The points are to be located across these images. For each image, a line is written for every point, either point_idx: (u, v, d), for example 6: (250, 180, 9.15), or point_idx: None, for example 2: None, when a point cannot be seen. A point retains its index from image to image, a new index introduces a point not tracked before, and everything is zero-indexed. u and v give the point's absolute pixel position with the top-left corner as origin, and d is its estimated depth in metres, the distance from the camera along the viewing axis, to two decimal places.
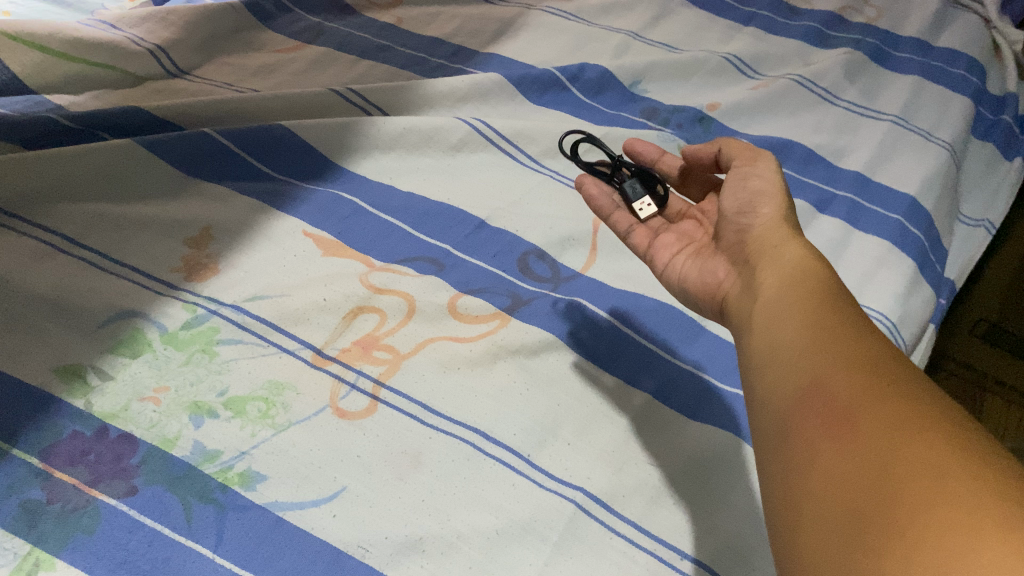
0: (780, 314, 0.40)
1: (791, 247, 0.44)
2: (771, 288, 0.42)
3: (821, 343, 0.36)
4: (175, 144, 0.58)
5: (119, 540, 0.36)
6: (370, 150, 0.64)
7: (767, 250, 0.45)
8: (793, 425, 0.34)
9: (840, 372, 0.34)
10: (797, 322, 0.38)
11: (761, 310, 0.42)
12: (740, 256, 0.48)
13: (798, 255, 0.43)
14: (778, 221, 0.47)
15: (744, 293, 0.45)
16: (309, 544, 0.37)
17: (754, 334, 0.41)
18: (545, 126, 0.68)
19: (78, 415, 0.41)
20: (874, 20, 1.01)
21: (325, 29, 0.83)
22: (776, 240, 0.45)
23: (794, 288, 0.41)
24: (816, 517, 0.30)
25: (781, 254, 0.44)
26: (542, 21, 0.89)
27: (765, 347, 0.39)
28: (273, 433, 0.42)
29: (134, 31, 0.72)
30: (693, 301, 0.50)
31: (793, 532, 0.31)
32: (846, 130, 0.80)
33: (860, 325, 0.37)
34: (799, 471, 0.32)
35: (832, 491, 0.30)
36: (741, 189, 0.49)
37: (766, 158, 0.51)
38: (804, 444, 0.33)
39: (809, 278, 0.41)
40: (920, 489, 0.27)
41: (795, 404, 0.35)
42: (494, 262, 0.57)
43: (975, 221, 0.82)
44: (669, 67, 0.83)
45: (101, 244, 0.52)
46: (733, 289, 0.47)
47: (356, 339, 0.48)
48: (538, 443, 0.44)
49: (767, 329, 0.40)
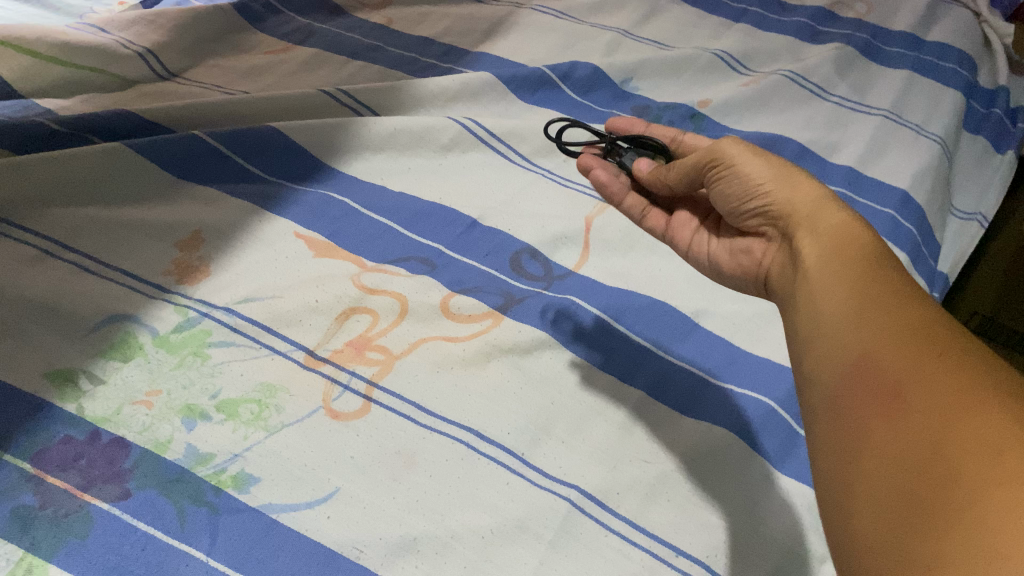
0: (821, 289, 0.39)
1: (824, 215, 0.43)
2: (809, 264, 0.41)
3: (868, 318, 0.35)
4: (165, 147, 0.58)
5: (112, 544, 0.36)
6: (362, 150, 0.64)
7: (798, 222, 0.43)
8: (842, 403, 0.34)
9: (891, 349, 0.33)
10: (840, 296, 0.37)
11: (802, 286, 0.40)
12: (772, 232, 0.46)
13: (836, 223, 0.42)
14: (796, 191, 0.45)
15: (785, 269, 0.44)
16: (303, 546, 0.38)
17: (798, 311, 0.40)
18: (536, 125, 0.68)
19: (69, 420, 0.41)
20: (864, 15, 1.01)
21: (316, 30, 0.83)
22: (806, 209, 0.44)
23: (834, 260, 0.39)
24: (870, 496, 0.29)
25: (816, 224, 0.42)
26: (532, 21, 0.89)
27: (808, 324, 0.38)
28: (266, 435, 0.42)
29: (123, 35, 0.72)
30: (735, 282, 0.50)
31: (846, 513, 0.30)
32: (837, 125, 0.80)
33: (909, 295, 0.36)
34: (850, 450, 0.32)
35: (887, 469, 0.29)
36: (733, 183, 0.47)
37: (731, 146, 0.48)
38: (855, 423, 0.32)
39: (850, 248, 0.40)
40: (981, 465, 0.27)
41: (844, 381, 0.34)
42: (486, 262, 0.57)
43: (966, 214, 0.82)
44: (659, 65, 0.83)
45: (91, 248, 0.52)
46: (773, 267, 0.45)
47: (348, 340, 0.48)
48: (532, 442, 0.44)
49: (808, 305, 0.39)
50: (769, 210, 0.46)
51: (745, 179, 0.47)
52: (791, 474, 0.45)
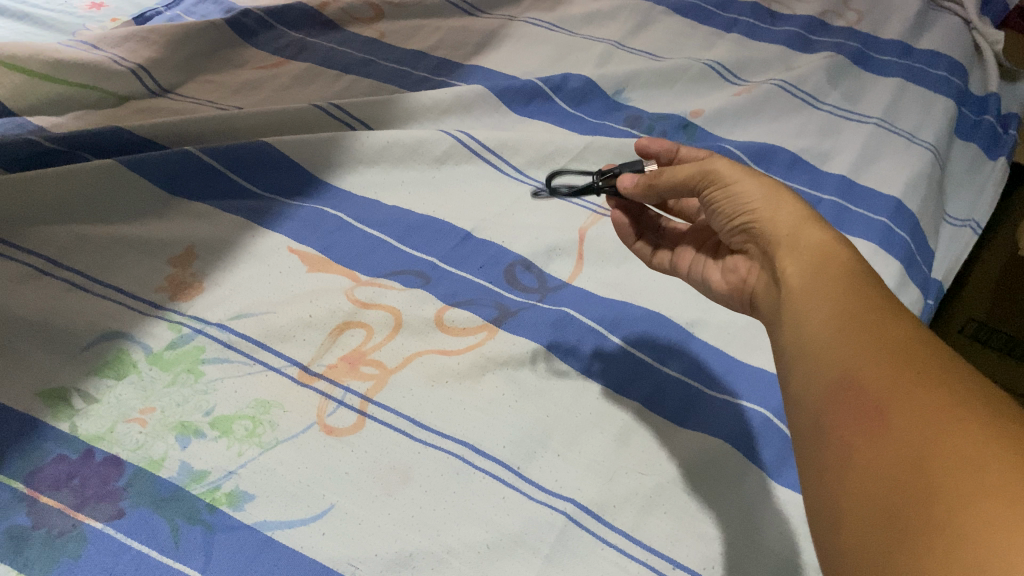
0: (804, 304, 0.39)
1: (805, 231, 0.42)
2: (791, 280, 0.40)
3: (848, 334, 0.35)
4: (158, 163, 0.58)
5: (106, 564, 0.36)
6: (355, 164, 0.64)
7: (780, 240, 0.43)
8: (826, 420, 0.34)
9: (872, 365, 0.33)
10: (821, 311, 0.37)
11: (785, 302, 0.40)
12: (756, 250, 0.46)
13: (819, 240, 0.41)
14: (778, 209, 0.44)
15: (770, 286, 0.44)
16: (299, 563, 0.37)
17: (782, 329, 0.40)
18: (529, 137, 0.68)
19: (63, 439, 0.41)
20: (854, 24, 1.02)
21: (309, 44, 0.83)
22: (787, 227, 0.43)
23: (816, 275, 0.39)
24: (856, 515, 0.30)
25: (798, 240, 0.42)
26: (524, 33, 0.90)
27: (792, 339, 0.39)
28: (260, 452, 0.42)
29: (116, 52, 0.73)
30: (724, 300, 0.50)
31: (833, 531, 0.31)
32: (829, 133, 0.81)
33: (890, 310, 0.36)
34: (835, 468, 0.32)
35: (871, 487, 0.30)
36: (722, 207, 0.46)
37: (722, 164, 0.47)
38: (838, 440, 0.33)
39: (830, 262, 0.40)
40: (960, 485, 0.27)
41: (828, 398, 0.34)
42: (481, 274, 0.57)
43: (960, 221, 0.83)
44: (651, 75, 0.83)
45: (84, 265, 0.52)
46: (759, 284, 0.46)
47: (343, 355, 0.48)
48: (527, 455, 0.44)
49: (792, 321, 0.39)
50: (755, 231, 0.45)
51: (734, 201, 0.46)
52: (788, 485, 0.45)
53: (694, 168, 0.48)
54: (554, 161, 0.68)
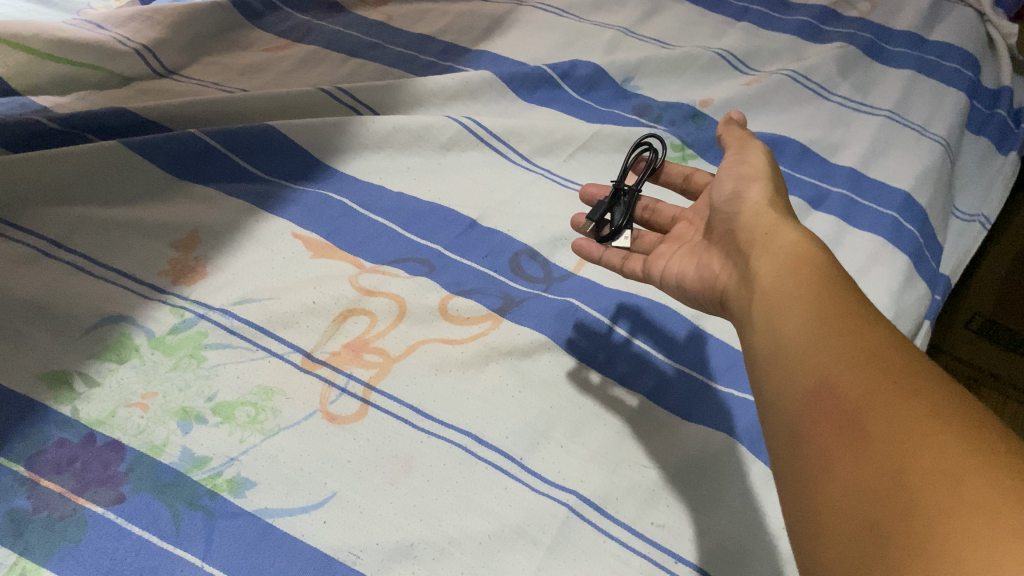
0: (782, 307, 0.38)
1: (782, 231, 0.43)
2: (766, 278, 0.41)
3: (824, 338, 0.35)
4: (161, 145, 0.57)
5: (106, 550, 0.36)
6: (360, 149, 0.64)
7: (758, 235, 0.44)
8: (803, 428, 0.33)
9: (847, 369, 0.32)
10: (799, 316, 0.37)
11: (762, 302, 0.40)
12: (731, 245, 0.47)
13: (793, 241, 0.42)
14: (763, 205, 0.46)
15: (740, 284, 0.43)
16: (299, 551, 0.37)
17: (758, 332, 0.39)
18: (536, 124, 0.68)
19: (64, 423, 0.41)
20: (866, 15, 1.00)
21: (314, 27, 0.82)
22: (768, 223, 0.44)
23: (794, 277, 0.39)
24: (836, 530, 0.28)
25: (774, 239, 0.43)
26: (532, 18, 0.89)
27: (766, 343, 0.38)
28: (262, 438, 0.42)
29: (121, 31, 0.72)
30: (695, 298, 0.49)
31: (811, 541, 0.30)
32: (839, 125, 0.80)
33: (863, 315, 0.35)
34: (813, 480, 0.31)
35: (851, 500, 0.29)
36: (730, 177, 0.50)
37: (754, 151, 0.52)
38: (815, 449, 0.31)
39: (806, 262, 0.40)
40: (941, 498, 0.26)
41: (803, 406, 0.33)
42: (486, 264, 0.56)
43: (970, 215, 0.82)
44: (661, 64, 0.82)
45: (87, 247, 0.51)
46: (729, 283, 0.45)
47: (345, 342, 0.48)
48: (531, 446, 0.44)
49: (767, 325, 0.38)
50: (741, 218, 0.47)
51: (738, 176, 0.50)
52: None
53: (730, 146, 0.54)
54: (561, 149, 0.68)
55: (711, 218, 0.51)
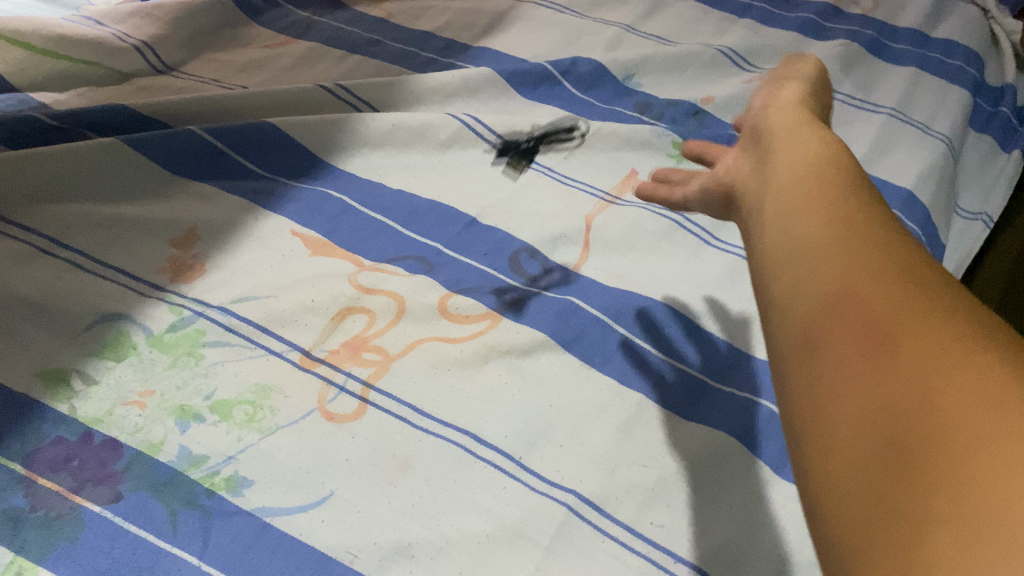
0: (801, 213, 0.35)
1: (807, 140, 0.40)
2: (786, 184, 0.38)
3: (848, 245, 0.32)
4: (160, 142, 0.57)
5: (103, 549, 0.36)
6: (359, 147, 0.63)
7: (782, 143, 0.41)
8: (817, 335, 0.30)
9: (873, 280, 0.30)
10: (819, 222, 0.34)
11: (779, 207, 0.37)
12: (753, 153, 0.44)
13: (818, 147, 0.39)
14: (793, 117, 0.44)
15: (757, 188, 0.41)
16: (296, 550, 0.37)
17: (771, 238, 0.36)
18: (536, 122, 0.67)
19: (62, 421, 0.41)
20: (869, 12, 1.00)
21: (315, 23, 0.82)
22: (792, 133, 0.42)
23: (817, 184, 0.36)
24: (850, 443, 0.26)
25: (797, 146, 0.40)
26: (534, 15, 0.88)
27: (779, 245, 0.35)
28: (260, 437, 0.42)
29: (120, 28, 0.71)
30: (710, 203, 0.47)
31: (818, 453, 0.27)
32: (841, 123, 0.79)
33: (889, 229, 0.33)
34: (826, 388, 0.28)
35: (869, 412, 0.26)
36: (765, 101, 0.49)
37: (791, 85, 0.50)
38: (831, 357, 0.29)
39: (830, 169, 0.37)
40: (975, 412, 0.24)
41: (818, 310, 0.31)
42: (485, 262, 0.56)
43: (972, 214, 0.81)
44: (662, 61, 0.82)
45: (85, 245, 0.51)
46: (744, 185, 0.43)
47: (344, 341, 0.48)
48: (529, 445, 0.44)
49: (781, 230, 0.35)
50: (767, 129, 0.44)
51: (773, 100, 0.48)
52: None
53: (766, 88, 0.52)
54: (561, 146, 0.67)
55: (741, 131, 0.49)
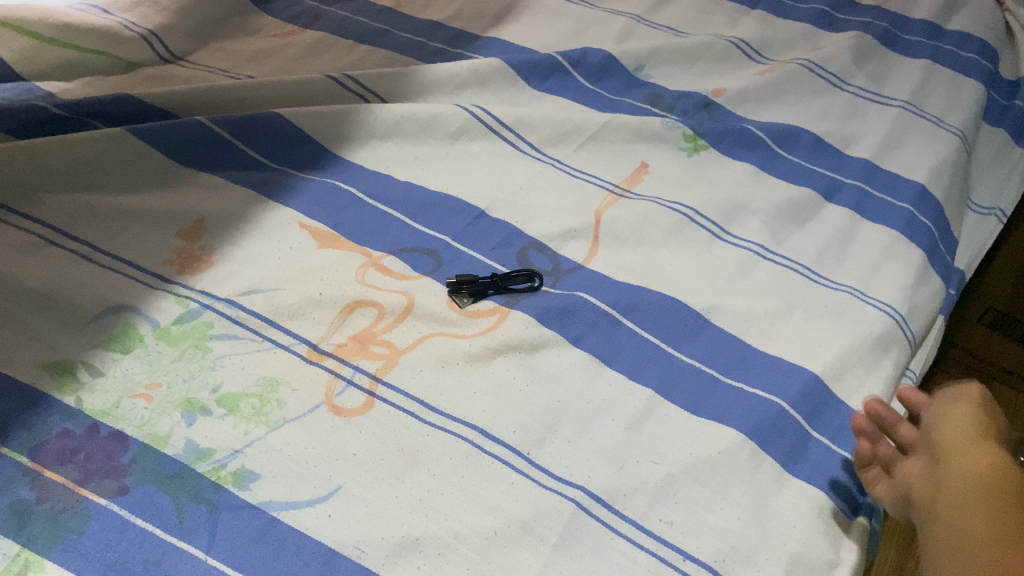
0: (964, 523, 0.36)
1: (981, 444, 0.40)
2: (955, 488, 0.38)
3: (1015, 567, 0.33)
4: (167, 132, 0.57)
5: (109, 542, 0.36)
6: (366, 138, 0.63)
7: (951, 446, 0.41)
8: None
9: None
10: (984, 536, 0.35)
11: (947, 519, 0.38)
12: (927, 451, 0.43)
13: (990, 458, 0.39)
14: (969, 412, 0.42)
15: (928, 494, 0.40)
16: (303, 545, 0.37)
17: (939, 542, 0.37)
18: (546, 114, 0.66)
19: (68, 413, 0.41)
20: (884, 3, 0.98)
21: (322, 12, 0.81)
22: (964, 433, 0.41)
23: (982, 494, 0.37)
24: None
25: (967, 453, 0.40)
26: (543, 5, 0.87)
27: (947, 551, 0.36)
28: (267, 431, 0.41)
29: (127, 16, 0.71)
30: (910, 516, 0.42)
31: None
32: (855, 116, 0.78)
33: None
34: None
35: None
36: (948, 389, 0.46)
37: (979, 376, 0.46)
38: None
39: (1000, 484, 0.37)
40: None
41: None
42: (493, 256, 0.55)
43: (986, 209, 0.80)
44: (674, 52, 0.80)
45: (92, 236, 0.51)
46: (917, 489, 0.42)
47: (352, 334, 0.47)
48: (538, 441, 0.43)
49: (948, 537, 0.37)
50: (938, 424, 0.43)
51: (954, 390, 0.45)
52: (802, 478, 0.45)
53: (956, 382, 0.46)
54: (571, 138, 0.66)
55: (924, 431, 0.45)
